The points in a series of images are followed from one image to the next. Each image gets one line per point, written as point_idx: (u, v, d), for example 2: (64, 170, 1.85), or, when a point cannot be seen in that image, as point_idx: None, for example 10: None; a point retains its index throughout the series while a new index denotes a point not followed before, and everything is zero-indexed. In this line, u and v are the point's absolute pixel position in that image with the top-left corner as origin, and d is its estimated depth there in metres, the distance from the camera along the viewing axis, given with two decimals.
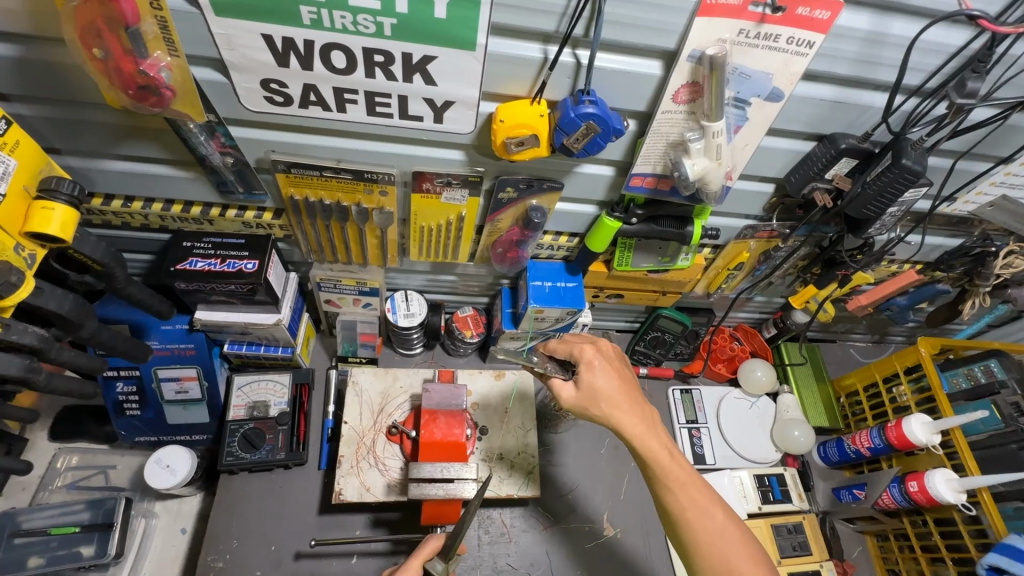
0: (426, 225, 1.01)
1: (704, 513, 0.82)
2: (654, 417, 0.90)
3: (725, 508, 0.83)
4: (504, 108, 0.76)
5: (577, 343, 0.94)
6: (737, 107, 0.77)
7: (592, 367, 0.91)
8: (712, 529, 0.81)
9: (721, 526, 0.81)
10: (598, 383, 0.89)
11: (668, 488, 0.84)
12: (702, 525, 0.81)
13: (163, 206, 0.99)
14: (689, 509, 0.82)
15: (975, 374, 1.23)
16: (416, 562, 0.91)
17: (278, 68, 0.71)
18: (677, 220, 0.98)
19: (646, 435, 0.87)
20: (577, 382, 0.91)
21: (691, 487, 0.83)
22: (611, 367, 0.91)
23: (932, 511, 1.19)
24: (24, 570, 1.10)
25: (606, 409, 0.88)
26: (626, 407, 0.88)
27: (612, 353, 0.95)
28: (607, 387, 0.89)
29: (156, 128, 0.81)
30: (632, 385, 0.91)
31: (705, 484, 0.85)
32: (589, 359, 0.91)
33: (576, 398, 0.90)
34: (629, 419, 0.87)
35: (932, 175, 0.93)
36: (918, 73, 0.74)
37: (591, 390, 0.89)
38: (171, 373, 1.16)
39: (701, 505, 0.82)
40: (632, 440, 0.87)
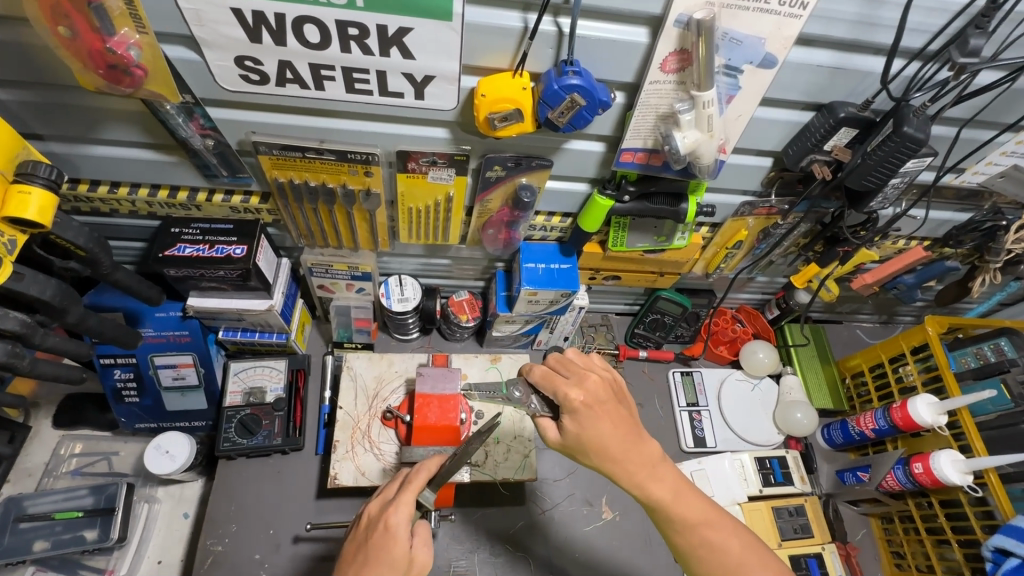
0: (414, 207, 0.99)
1: (717, 552, 0.81)
2: (655, 456, 0.83)
3: (739, 536, 0.82)
4: (486, 82, 0.74)
5: (561, 386, 0.83)
6: (729, 75, 0.73)
7: (577, 414, 0.82)
8: (726, 564, 0.81)
9: (736, 560, 0.81)
10: (587, 434, 0.82)
11: (676, 529, 0.82)
12: (714, 563, 0.81)
13: (150, 191, 0.98)
14: (701, 547, 0.81)
15: (985, 353, 1.19)
16: (410, 496, 0.84)
17: (252, 44, 0.69)
18: (671, 197, 0.95)
19: (649, 483, 0.82)
20: (565, 433, 0.84)
21: (701, 527, 0.81)
22: (601, 411, 0.82)
23: (937, 493, 1.16)
24: (30, 554, 1.12)
25: (601, 460, 0.82)
26: (622, 458, 0.82)
27: (603, 393, 0.84)
28: (599, 438, 0.81)
29: (134, 110, 0.80)
30: (626, 423, 0.83)
31: (715, 519, 0.82)
32: (573, 405, 0.82)
33: (565, 444, 0.85)
34: (626, 468, 0.82)
35: (936, 145, 0.90)
36: (920, 34, 0.70)
37: (580, 441, 0.82)
38: (168, 360, 1.17)
39: (713, 542, 0.81)
40: (633, 488, 0.83)
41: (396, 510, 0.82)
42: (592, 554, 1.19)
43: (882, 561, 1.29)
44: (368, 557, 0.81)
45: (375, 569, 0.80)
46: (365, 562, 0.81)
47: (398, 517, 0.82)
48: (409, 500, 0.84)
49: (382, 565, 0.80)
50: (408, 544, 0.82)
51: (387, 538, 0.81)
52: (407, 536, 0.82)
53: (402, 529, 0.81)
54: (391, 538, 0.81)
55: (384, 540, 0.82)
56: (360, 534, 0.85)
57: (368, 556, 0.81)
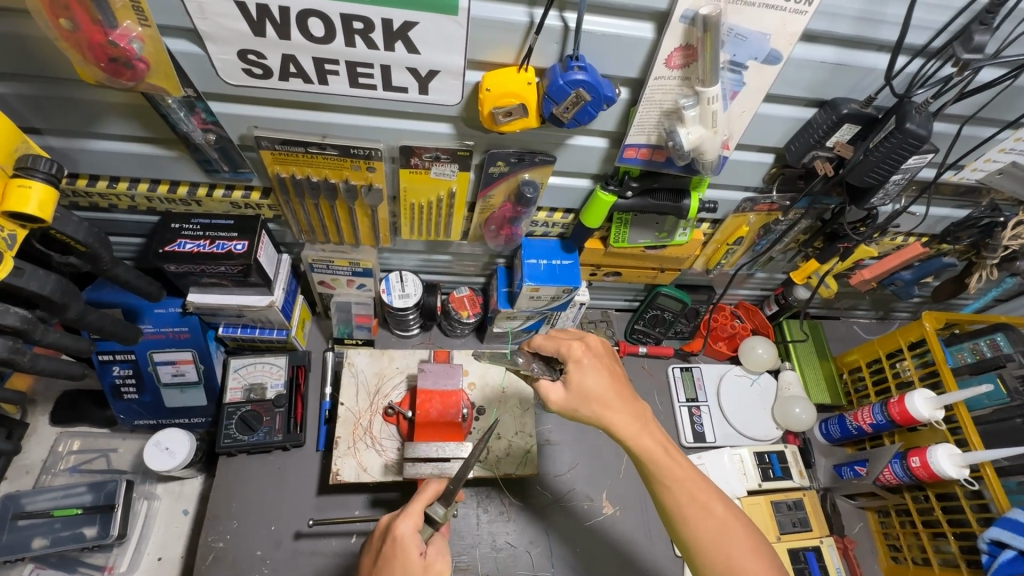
0: (416, 202, 0.99)
1: (703, 509, 0.79)
2: (646, 413, 0.86)
3: (723, 500, 0.81)
4: (490, 76, 0.73)
5: (565, 340, 0.90)
6: (733, 71, 0.73)
7: (580, 362, 0.88)
8: (712, 523, 0.79)
9: (721, 522, 0.79)
10: (589, 380, 0.86)
11: (665, 485, 0.81)
12: (700, 521, 0.79)
13: (149, 186, 0.97)
14: (688, 506, 0.80)
15: (981, 348, 1.21)
16: (418, 507, 0.86)
17: (254, 37, 0.68)
18: (674, 193, 0.95)
19: (640, 434, 0.83)
20: (567, 383, 0.87)
21: (688, 484, 0.81)
22: (601, 361, 0.88)
23: (934, 486, 1.18)
24: (29, 551, 1.11)
25: (598, 409, 0.85)
26: (617, 407, 0.85)
27: (602, 350, 0.90)
28: (596, 386, 0.85)
29: (135, 104, 0.79)
30: (622, 379, 0.88)
31: (703, 479, 0.82)
32: (576, 355, 0.88)
33: (567, 400, 0.87)
34: (620, 419, 0.84)
35: (937, 142, 0.90)
36: (923, 31, 0.71)
37: (581, 388, 0.86)
38: (167, 356, 1.16)
39: (699, 500, 0.80)
40: (626, 440, 0.84)
41: (403, 520, 0.84)
42: (593, 548, 1.19)
43: (879, 554, 1.30)
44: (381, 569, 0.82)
45: None
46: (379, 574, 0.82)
47: (405, 525, 0.84)
48: (416, 511, 0.85)
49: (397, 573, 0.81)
50: (419, 552, 0.83)
51: (395, 548, 0.83)
52: (415, 546, 0.83)
53: (409, 536, 0.82)
54: (399, 547, 0.82)
55: (394, 550, 0.83)
56: (374, 545, 0.87)
57: (381, 568, 0.82)
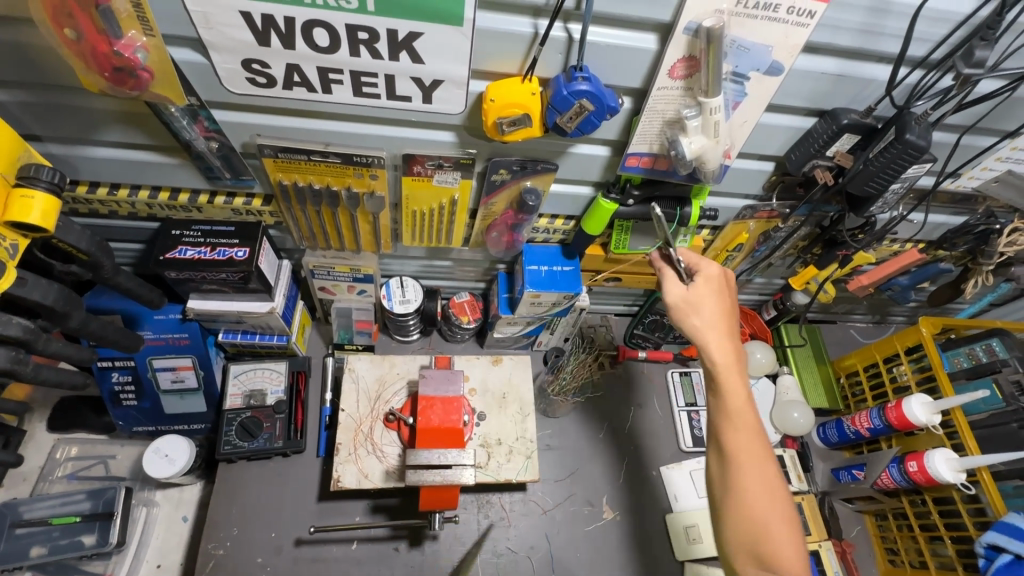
0: (418, 209, 0.99)
1: (762, 463, 0.78)
2: (745, 360, 0.86)
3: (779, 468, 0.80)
4: (494, 87, 0.74)
5: (702, 257, 0.90)
6: (735, 82, 0.74)
7: (706, 280, 0.87)
8: (761, 480, 0.78)
9: (770, 481, 0.78)
10: (714, 301, 0.86)
11: (730, 426, 0.81)
12: (753, 470, 0.78)
13: (150, 193, 0.96)
14: (747, 449, 0.79)
15: (977, 353, 1.22)
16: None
17: (259, 47, 0.68)
18: (675, 201, 0.96)
19: (728, 369, 0.82)
20: (691, 287, 0.86)
21: (754, 435, 0.80)
22: (721, 284, 0.88)
23: (931, 490, 1.18)
24: (27, 560, 1.10)
25: (699, 324, 0.85)
26: (720, 331, 0.84)
27: (732, 285, 0.90)
28: (719, 311, 0.85)
29: (138, 112, 0.79)
30: (734, 315, 0.88)
31: (764, 440, 0.82)
32: (709, 274, 0.87)
33: (683, 300, 0.86)
34: (724, 350, 0.83)
35: (936, 151, 0.91)
36: (923, 44, 0.72)
37: (703, 301, 0.85)
38: (167, 363, 1.16)
39: (759, 453, 0.79)
40: (715, 370, 0.83)
41: None
42: (594, 553, 1.20)
43: (876, 557, 1.31)
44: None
45: None
46: None
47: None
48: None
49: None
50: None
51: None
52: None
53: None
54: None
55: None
56: None
57: None
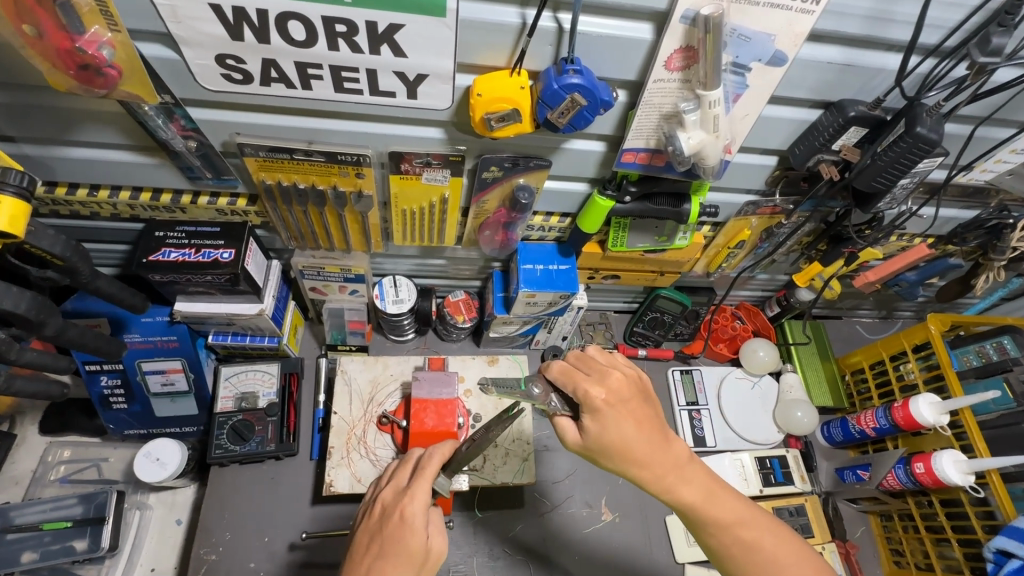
0: (408, 208, 0.96)
1: (752, 551, 0.78)
2: (681, 457, 0.80)
3: (774, 532, 0.79)
4: (481, 81, 0.70)
5: (581, 382, 0.78)
6: (736, 73, 0.70)
7: (599, 410, 0.76)
8: (763, 565, 0.78)
9: (772, 556, 0.78)
10: (611, 432, 0.76)
11: (712, 533, 0.79)
12: (750, 563, 0.78)
13: (131, 194, 0.94)
14: (735, 548, 0.78)
15: (987, 351, 1.18)
16: (425, 485, 0.82)
17: (232, 42, 0.65)
18: (673, 197, 0.92)
19: (678, 485, 0.79)
20: (591, 428, 0.77)
21: (735, 528, 0.78)
22: (610, 404, 0.77)
23: (938, 492, 1.15)
24: (18, 566, 1.09)
25: (621, 461, 0.78)
26: (646, 456, 0.77)
27: (626, 392, 0.79)
28: (624, 442, 0.76)
29: (111, 111, 0.76)
30: (642, 416, 0.78)
31: (750, 518, 0.79)
32: (596, 406, 0.76)
33: (589, 448, 0.78)
34: (652, 471, 0.78)
35: (949, 143, 0.87)
36: (936, 30, 0.68)
37: (605, 442, 0.77)
38: (156, 366, 1.13)
39: (747, 541, 0.78)
40: (662, 493, 0.79)
41: (410, 500, 0.80)
42: (594, 555, 1.18)
43: (881, 558, 1.29)
44: (383, 549, 0.79)
45: (392, 560, 0.77)
46: (382, 552, 0.78)
47: (413, 506, 0.80)
48: (424, 489, 0.81)
49: (399, 557, 0.77)
50: (425, 534, 0.79)
51: (403, 529, 0.79)
52: (423, 527, 0.79)
53: (420, 518, 0.79)
54: (408, 530, 0.79)
55: (399, 531, 0.79)
56: (373, 524, 0.82)
57: (384, 546, 0.79)
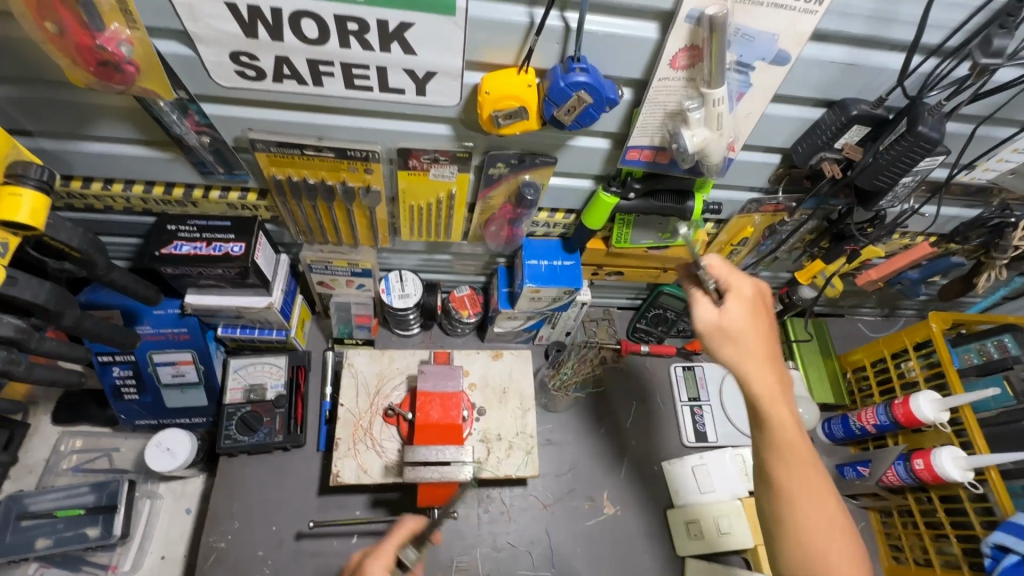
0: (415, 203, 0.97)
1: (817, 497, 0.72)
2: (790, 387, 0.78)
3: (829, 491, 0.73)
4: (489, 79, 0.72)
5: (740, 277, 0.81)
6: (740, 72, 0.71)
7: (733, 298, 0.80)
8: (815, 513, 0.72)
9: (826, 510, 0.72)
10: (736, 318, 0.79)
11: (778, 458, 0.74)
12: (811, 508, 0.72)
13: (144, 188, 0.95)
14: (797, 485, 0.73)
15: (988, 349, 1.20)
16: (389, 547, 0.88)
17: (246, 39, 0.67)
18: (676, 194, 0.94)
19: (777, 405, 0.75)
20: (724, 311, 0.80)
21: (807, 466, 0.73)
22: (739, 298, 0.80)
23: (938, 488, 1.16)
24: (32, 552, 1.12)
25: (733, 356, 0.78)
26: (762, 362, 0.77)
27: (761, 304, 0.81)
28: (756, 338, 0.78)
29: (128, 107, 0.78)
30: (767, 331, 0.80)
31: (821, 466, 0.75)
32: (737, 291, 0.81)
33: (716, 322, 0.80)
34: (765, 381, 0.76)
35: (951, 142, 0.88)
36: (938, 30, 0.69)
37: (735, 325, 0.79)
38: (167, 357, 1.16)
39: (812, 485, 0.73)
40: (760, 402, 0.75)
41: (374, 561, 0.86)
42: (595, 548, 1.21)
43: (880, 553, 1.31)
44: None
45: None
46: None
47: (375, 565, 0.85)
48: (388, 551, 0.87)
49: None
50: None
51: None
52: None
53: (378, 573, 0.84)
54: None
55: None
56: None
57: None
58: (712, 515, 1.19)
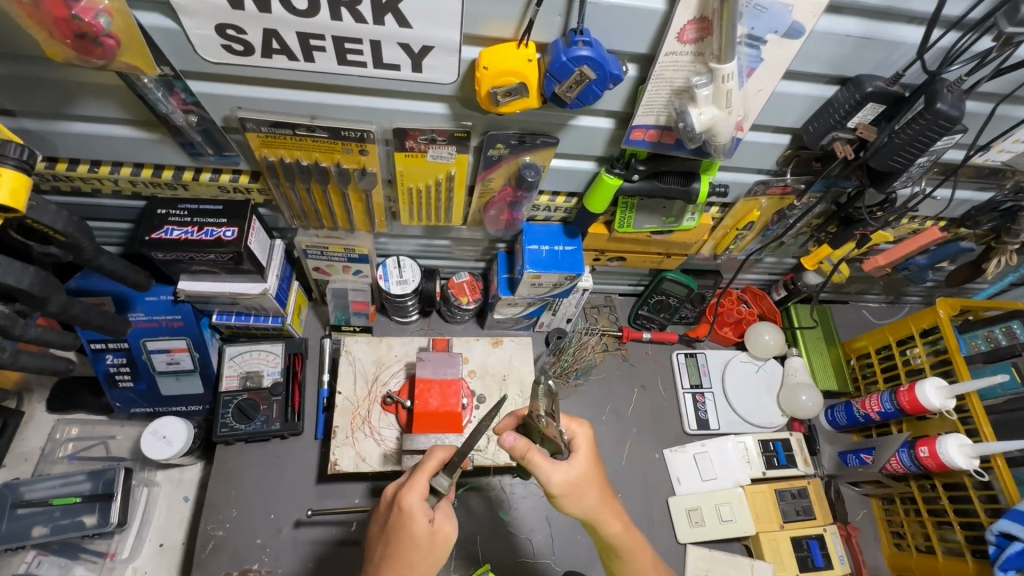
0: (412, 186, 0.94)
1: None
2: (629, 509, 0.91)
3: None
4: (488, 53, 0.68)
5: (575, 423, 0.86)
6: (751, 46, 0.68)
7: (577, 452, 0.84)
8: None
9: None
10: (584, 476, 0.83)
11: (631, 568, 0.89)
12: None
13: (133, 170, 0.92)
14: None
15: (996, 336, 1.19)
16: (422, 477, 0.81)
17: (232, 11, 0.63)
18: (682, 176, 0.91)
19: (628, 533, 0.87)
20: (574, 471, 0.82)
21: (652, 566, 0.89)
22: (584, 452, 0.84)
23: (942, 476, 1.15)
24: (29, 540, 1.11)
25: (588, 509, 0.84)
26: (612, 507, 0.86)
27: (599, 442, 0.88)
28: (602, 485, 0.85)
29: (111, 85, 0.74)
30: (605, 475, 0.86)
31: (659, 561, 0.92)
32: (577, 445, 0.84)
33: (570, 483, 0.82)
34: (617, 518, 0.86)
35: (968, 122, 0.85)
36: (961, 1, 0.65)
37: (582, 478, 0.83)
38: (161, 345, 1.14)
39: None
40: (618, 537, 0.86)
41: (408, 492, 0.79)
42: None
43: (882, 541, 1.30)
44: (389, 539, 0.79)
45: (398, 548, 0.78)
46: (388, 542, 0.79)
47: (411, 497, 0.79)
48: (422, 481, 0.80)
49: (405, 543, 0.78)
50: (427, 521, 0.79)
51: (403, 519, 0.79)
52: (424, 515, 0.79)
53: (415, 510, 0.78)
54: (406, 519, 0.78)
55: (401, 522, 0.79)
56: (382, 515, 0.84)
57: (390, 537, 0.80)
58: (713, 502, 1.23)
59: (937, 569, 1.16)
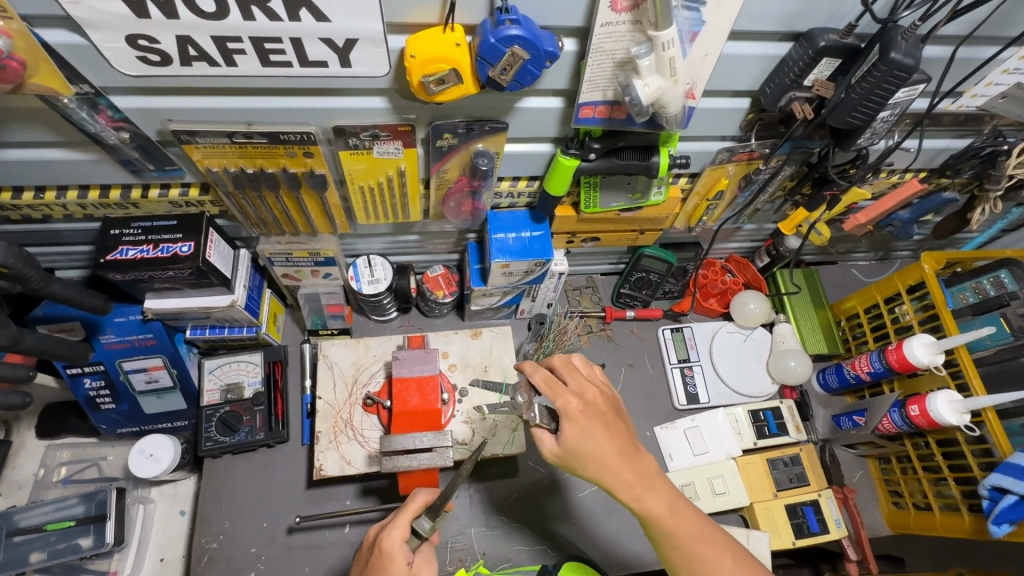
0: (365, 185, 0.92)
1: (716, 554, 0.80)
2: (651, 470, 0.84)
3: (733, 551, 0.81)
4: (413, 41, 0.65)
5: (563, 393, 0.83)
6: (689, 9, 0.65)
7: (569, 418, 0.82)
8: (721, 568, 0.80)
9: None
10: (574, 442, 0.81)
11: (665, 533, 0.82)
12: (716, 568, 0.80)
13: (79, 193, 0.90)
14: (696, 562, 0.80)
15: (984, 287, 1.15)
16: (405, 518, 0.82)
17: (138, 20, 0.60)
18: (641, 150, 0.87)
19: (642, 495, 0.81)
20: (562, 440, 0.81)
21: (690, 533, 0.81)
22: (571, 418, 0.82)
23: (934, 432, 1.13)
24: (28, 566, 1.12)
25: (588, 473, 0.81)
26: (620, 465, 0.81)
27: (601, 405, 0.84)
28: (598, 446, 0.80)
29: (32, 108, 0.72)
30: (606, 440, 0.81)
31: (704, 521, 0.83)
32: (566, 411, 0.82)
33: (561, 452, 0.82)
34: (621, 479, 0.81)
35: (930, 69, 0.81)
36: None
37: (574, 448, 0.81)
38: (137, 364, 1.13)
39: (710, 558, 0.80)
40: (631, 501, 0.82)
41: (390, 533, 0.81)
42: (590, 521, 1.18)
43: (880, 500, 1.29)
44: None
45: None
46: None
47: (392, 537, 0.81)
48: (402, 523, 0.82)
49: None
50: (406, 563, 0.80)
51: (383, 559, 0.80)
52: (404, 557, 0.80)
53: (396, 552, 0.79)
54: (387, 560, 0.79)
55: (381, 564, 0.80)
56: (362, 558, 0.85)
57: None
58: (706, 476, 1.22)
59: (935, 525, 1.16)
